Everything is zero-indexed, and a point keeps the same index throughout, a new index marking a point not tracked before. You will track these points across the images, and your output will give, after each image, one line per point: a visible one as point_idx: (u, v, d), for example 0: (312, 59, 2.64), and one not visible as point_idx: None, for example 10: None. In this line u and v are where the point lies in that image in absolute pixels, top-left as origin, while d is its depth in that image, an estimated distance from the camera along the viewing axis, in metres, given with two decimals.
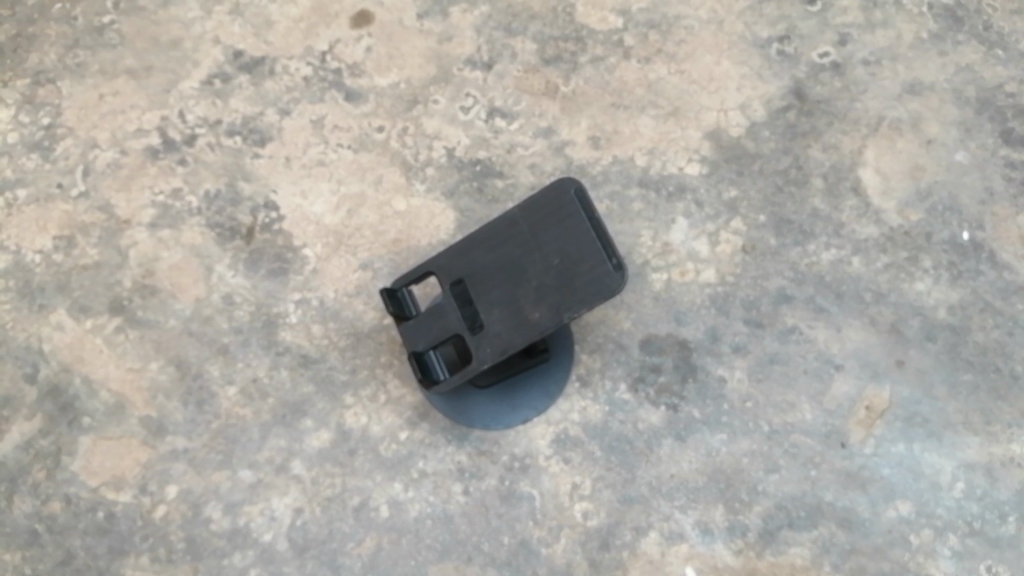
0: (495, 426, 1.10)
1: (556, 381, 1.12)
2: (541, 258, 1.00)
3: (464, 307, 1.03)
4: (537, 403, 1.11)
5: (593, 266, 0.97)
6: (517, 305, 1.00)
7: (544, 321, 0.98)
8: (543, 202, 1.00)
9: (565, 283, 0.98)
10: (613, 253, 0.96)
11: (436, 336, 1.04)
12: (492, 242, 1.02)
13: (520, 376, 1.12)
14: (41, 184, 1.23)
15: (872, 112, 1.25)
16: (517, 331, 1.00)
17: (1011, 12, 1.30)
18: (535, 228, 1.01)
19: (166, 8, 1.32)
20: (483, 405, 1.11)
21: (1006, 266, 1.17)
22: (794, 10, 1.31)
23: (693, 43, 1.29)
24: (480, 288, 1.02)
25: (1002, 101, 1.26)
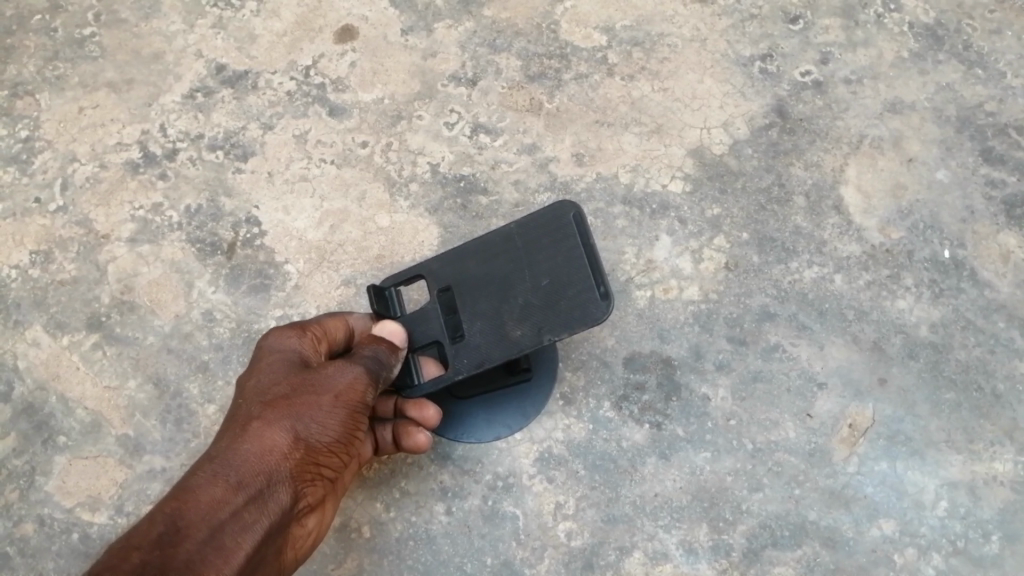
0: (465, 438, 1.10)
1: (534, 402, 1.11)
2: (530, 276, 1.00)
3: (448, 314, 1.03)
4: (512, 421, 1.10)
5: (583, 292, 0.97)
6: (501, 321, 1.00)
7: (525, 339, 0.98)
8: (542, 221, 1.01)
9: (552, 303, 0.98)
10: (603, 281, 0.97)
11: (416, 339, 1.03)
12: (485, 254, 1.03)
13: (498, 393, 1.12)
14: (18, 199, 1.22)
15: (853, 130, 1.28)
16: (497, 345, 0.99)
17: (991, 32, 1.35)
18: (529, 246, 1.01)
19: (148, 20, 1.33)
20: (459, 414, 1.11)
21: (988, 284, 1.18)
22: (776, 29, 1.34)
23: (676, 61, 1.31)
24: (466, 298, 1.02)
25: (982, 119, 1.29)
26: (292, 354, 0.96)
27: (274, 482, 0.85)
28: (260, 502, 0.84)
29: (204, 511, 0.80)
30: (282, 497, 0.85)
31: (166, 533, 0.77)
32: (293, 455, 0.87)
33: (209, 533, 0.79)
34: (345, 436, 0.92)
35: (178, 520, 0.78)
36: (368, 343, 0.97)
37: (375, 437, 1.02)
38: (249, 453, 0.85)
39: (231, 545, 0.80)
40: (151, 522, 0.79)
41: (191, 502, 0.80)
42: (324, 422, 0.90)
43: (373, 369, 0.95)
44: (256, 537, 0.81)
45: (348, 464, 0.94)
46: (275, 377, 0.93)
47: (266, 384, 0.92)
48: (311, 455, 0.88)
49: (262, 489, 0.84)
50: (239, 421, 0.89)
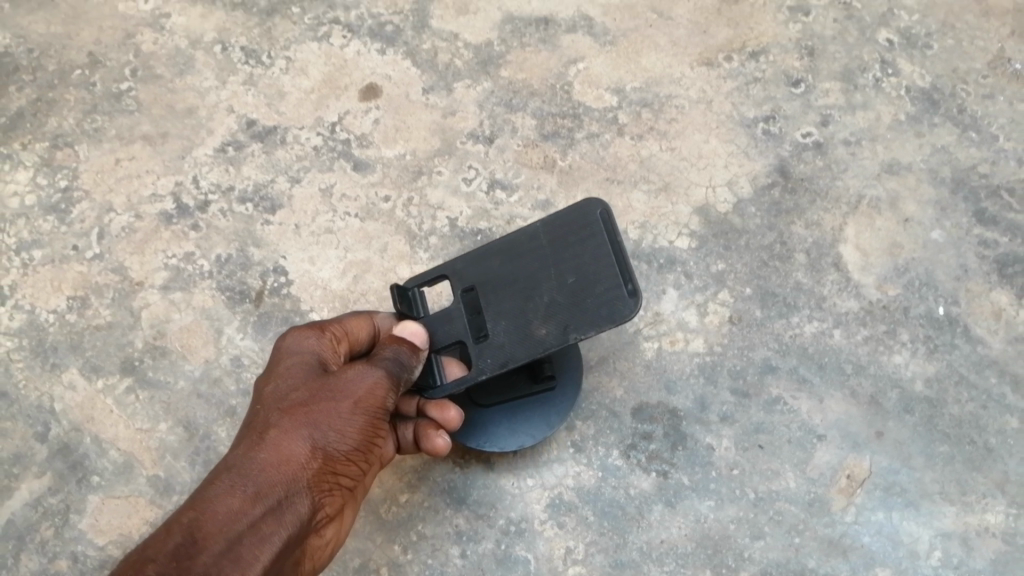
0: (488, 446, 1.12)
1: (558, 412, 1.13)
2: (556, 272, 1.04)
3: (472, 315, 1.07)
4: (536, 430, 1.13)
5: (610, 290, 1.00)
6: (526, 320, 1.04)
7: (550, 337, 1.01)
8: (569, 221, 1.06)
9: (578, 299, 1.02)
10: (631, 280, 1.00)
11: (440, 339, 1.07)
12: (511, 254, 1.07)
13: (523, 401, 1.14)
14: (57, 246, 1.28)
15: (852, 190, 1.34)
16: (521, 344, 1.03)
17: (984, 97, 1.43)
18: (556, 246, 1.05)
19: (183, 77, 1.41)
20: (481, 423, 1.14)
21: (980, 341, 1.23)
22: (778, 92, 1.42)
23: (683, 121, 1.38)
24: (491, 297, 1.06)
25: (975, 181, 1.35)
26: (312, 355, 0.99)
27: (291, 491, 0.88)
28: (277, 512, 0.87)
29: (221, 521, 0.83)
30: (298, 507, 0.89)
31: (182, 544, 0.80)
32: (310, 465, 0.91)
33: (226, 545, 0.82)
34: (360, 446, 0.95)
35: (196, 530, 0.81)
36: (389, 345, 1.01)
37: (397, 436, 1.05)
38: (266, 462, 0.89)
39: (248, 556, 0.83)
40: (167, 531, 0.81)
41: (208, 513, 0.83)
42: (341, 431, 0.93)
43: (394, 373, 0.98)
44: (274, 547, 0.85)
45: (361, 473, 0.98)
46: (294, 381, 0.96)
47: (284, 389, 0.95)
48: (328, 463, 0.92)
49: (279, 499, 0.87)
50: (256, 427, 0.92)
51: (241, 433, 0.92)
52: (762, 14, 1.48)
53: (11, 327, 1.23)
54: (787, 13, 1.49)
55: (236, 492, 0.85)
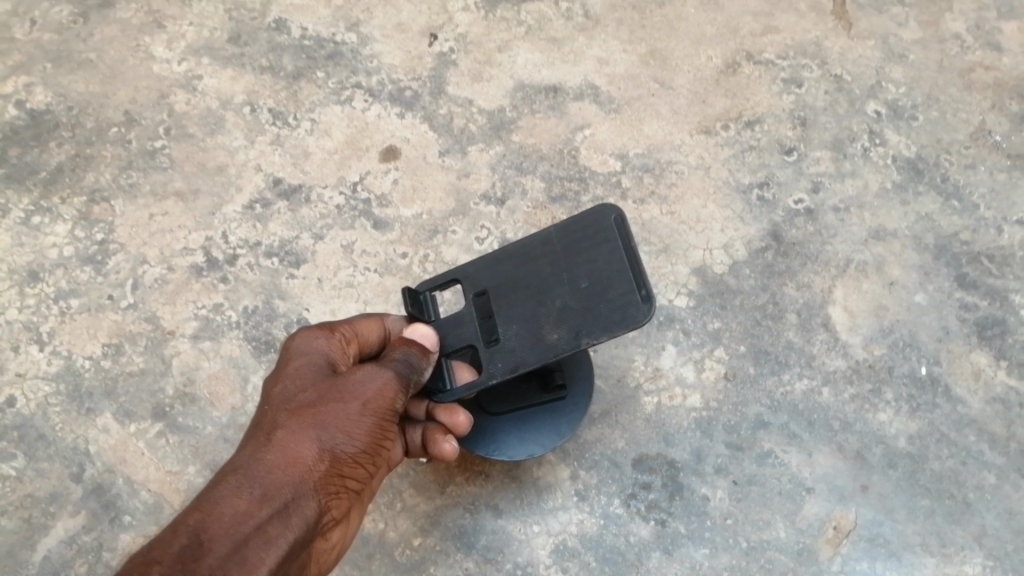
0: (496, 453, 1.18)
1: (568, 424, 1.19)
2: (570, 275, 1.07)
3: (483, 320, 1.11)
4: (545, 440, 1.19)
5: (622, 294, 1.02)
6: (537, 325, 1.07)
7: (561, 342, 1.04)
8: (583, 226, 1.09)
9: (590, 303, 1.04)
10: (645, 285, 1.01)
11: (452, 344, 1.12)
12: (526, 259, 1.11)
13: (535, 412, 1.21)
14: (93, 295, 1.36)
15: (841, 254, 1.42)
16: (532, 349, 1.06)
17: (965, 168, 1.52)
18: (569, 251, 1.08)
19: (213, 136, 1.50)
20: (491, 431, 1.20)
21: (960, 400, 1.31)
22: (772, 159, 1.51)
23: (682, 187, 1.48)
24: (504, 302, 1.11)
25: (957, 247, 1.44)
26: (321, 358, 1.04)
27: (299, 493, 0.91)
28: (284, 514, 0.89)
29: (229, 523, 0.85)
30: (306, 510, 0.92)
31: (190, 545, 0.81)
32: (318, 467, 0.94)
33: (233, 547, 0.83)
34: (366, 450, 0.99)
35: (202, 531, 0.83)
36: (398, 348, 1.06)
37: (406, 438, 1.14)
38: (273, 463, 0.92)
39: (256, 558, 0.84)
40: (174, 534, 0.83)
41: (215, 513, 0.85)
42: (349, 433, 0.97)
43: (403, 374, 1.03)
44: (281, 549, 0.87)
45: (366, 480, 1.01)
46: (303, 385, 1.00)
47: (293, 392, 0.99)
48: (335, 466, 0.96)
49: (287, 501, 0.90)
50: (264, 429, 0.95)
51: (248, 436, 0.95)
52: (758, 85, 1.59)
53: (49, 372, 1.31)
54: (781, 84, 1.59)
55: (243, 494, 0.88)
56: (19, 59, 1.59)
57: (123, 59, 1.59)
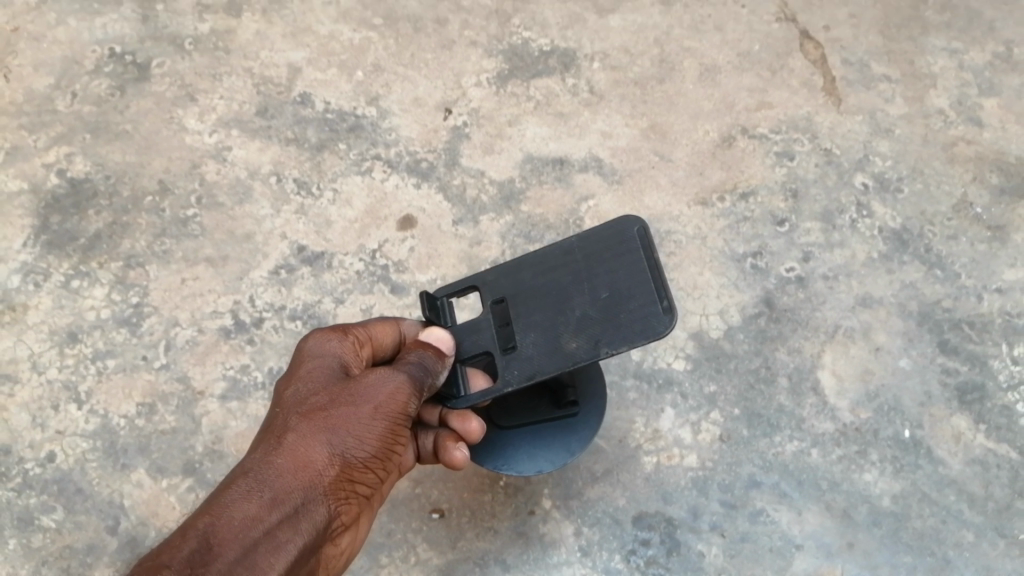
0: (504, 469, 1.24)
1: (580, 442, 1.24)
2: (591, 282, 1.16)
3: (500, 328, 1.19)
4: (555, 458, 1.24)
5: (644, 305, 1.12)
6: (557, 333, 1.15)
7: (581, 350, 1.12)
8: (607, 238, 1.18)
9: (612, 308, 1.13)
10: (667, 297, 1.11)
11: (468, 350, 1.19)
12: (547, 269, 1.20)
13: (548, 430, 1.26)
14: (128, 356, 1.46)
15: (830, 321, 1.52)
16: (550, 356, 1.14)
17: (948, 238, 1.62)
18: (591, 263, 1.18)
19: (242, 205, 1.61)
20: (500, 445, 1.26)
21: (941, 461, 1.39)
22: (765, 229, 1.61)
23: (680, 255, 1.58)
24: (522, 310, 1.19)
25: (940, 315, 1.53)
26: (336, 361, 1.12)
27: (308, 497, 0.99)
28: (292, 519, 0.97)
29: (237, 527, 0.92)
30: (312, 512, 1.00)
31: (198, 550, 0.89)
32: (326, 471, 1.02)
33: (242, 551, 0.91)
34: (374, 453, 1.06)
35: (212, 535, 0.91)
36: (413, 353, 1.13)
37: (419, 444, 1.19)
38: (284, 467, 0.99)
39: (263, 560, 0.92)
40: (184, 537, 0.91)
41: (225, 518, 0.93)
42: (359, 438, 1.04)
43: (415, 379, 1.10)
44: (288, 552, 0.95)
45: (374, 482, 1.09)
46: (316, 389, 1.08)
47: (306, 395, 1.07)
48: (342, 469, 1.03)
49: (294, 505, 0.98)
50: (277, 432, 1.03)
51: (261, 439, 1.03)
52: (752, 159, 1.69)
53: (86, 429, 1.40)
54: (773, 158, 1.69)
55: (252, 498, 0.95)
56: (61, 130, 1.71)
57: (158, 131, 1.70)
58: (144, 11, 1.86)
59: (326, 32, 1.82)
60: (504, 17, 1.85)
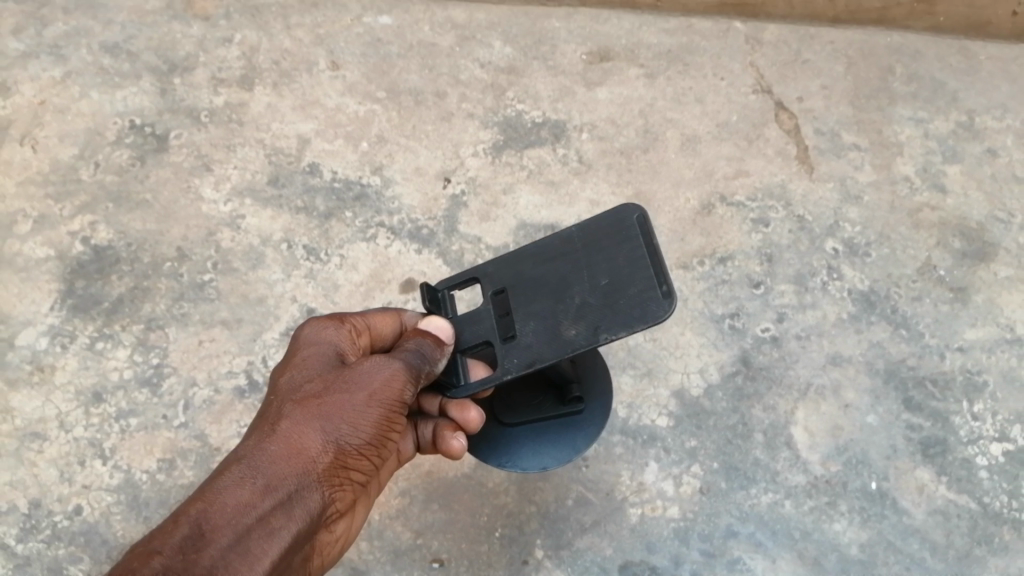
0: (510, 465, 1.27)
1: (585, 439, 1.28)
2: (590, 268, 1.17)
3: (500, 318, 1.21)
4: (562, 455, 1.27)
5: (643, 292, 1.11)
6: (556, 322, 1.16)
7: (579, 336, 1.13)
8: (607, 227, 1.19)
9: (610, 294, 1.14)
10: (666, 281, 1.10)
11: (469, 341, 1.22)
12: (547, 259, 1.22)
13: (554, 429, 1.29)
14: (149, 414, 1.57)
15: (802, 378, 1.63)
16: (548, 343, 1.15)
17: (913, 299, 1.74)
18: (591, 252, 1.18)
19: (254, 269, 1.73)
20: (504, 443, 1.29)
21: (905, 511, 1.51)
22: (742, 291, 1.73)
23: (663, 316, 1.70)
24: (522, 300, 1.21)
25: (904, 372, 1.65)
26: (333, 351, 1.17)
27: (303, 484, 1.02)
28: (286, 505, 1.00)
29: (231, 513, 0.95)
30: (307, 498, 1.02)
31: (190, 536, 0.91)
32: (320, 457, 1.05)
33: (235, 538, 0.94)
34: (369, 440, 1.10)
35: (204, 522, 0.93)
36: (413, 339, 1.16)
37: (418, 432, 1.27)
38: (278, 454, 1.02)
39: (257, 544, 0.95)
40: (175, 524, 0.93)
41: (219, 504, 0.95)
42: (354, 425, 1.08)
43: (413, 366, 1.13)
44: (282, 537, 0.98)
45: (369, 470, 1.12)
46: (312, 378, 1.12)
47: (302, 384, 1.11)
48: (337, 455, 1.06)
49: (289, 490, 1.01)
50: (272, 419, 1.06)
51: (257, 426, 1.07)
52: (730, 225, 1.82)
53: (111, 484, 1.51)
54: (750, 224, 1.82)
55: (246, 484, 0.98)
56: (84, 199, 1.83)
57: (176, 200, 1.82)
58: (162, 85, 1.99)
59: (333, 105, 1.96)
60: (499, 91, 1.99)
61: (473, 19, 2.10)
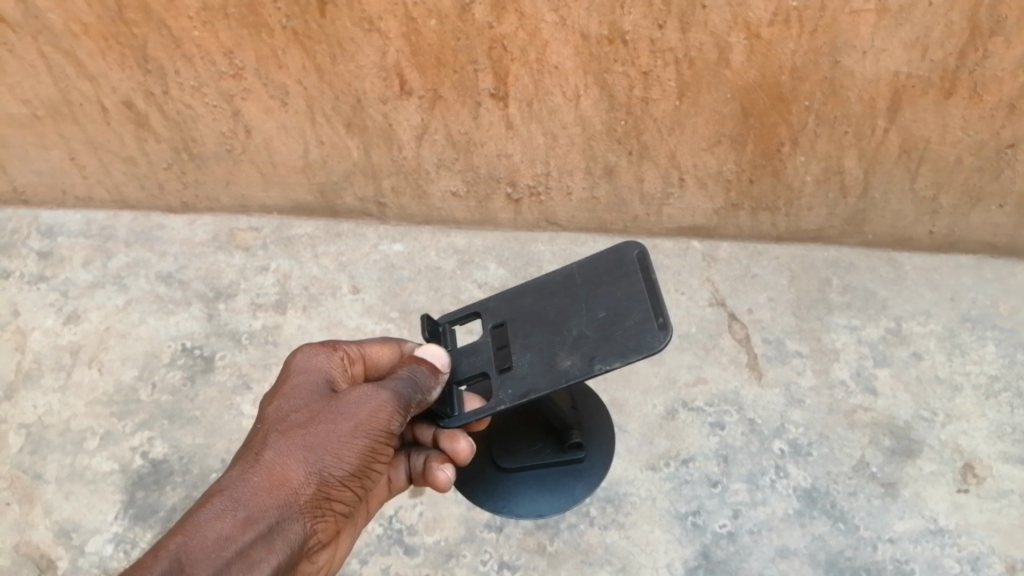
0: (504, 510, 1.44)
1: (581, 489, 1.45)
2: (589, 303, 1.40)
3: (498, 351, 1.43)
4: (555, 502, 1.44)
5: (639, 324, 1.32)
6: (553, 350, 1.37)
7: (573, 363, 1.33)
8: (608, 267, 1.43)
9: (607, 326, 1.35)
10: (662, 315, 1.31)
11: (469, 371, 1.44)
12: (550, 295, 1.45)
13: (553, 476, 1.47)
14: None
15: (755, 570, 1.91)
16: (542, 369, 1.35)
17: (849, 494, 2.02)
18: (592, 289, 1.42)
19: None
20: (502, 490, 1.47)
21: None
22: (702, 490, 2.03)
23: (635, 514, 1.99)
24: (522, 332, 1.43)
25: (843, 562, 1.92)
26: (323, 378, 1.40)
27: (286, 514, 1.20)
28: (267, 536, 1.17)
29: (211, 545, 1.12)
30: (287, 527, 1.20)
31: (171, 569, 1.07)
32: (303, 488, 1.23)
33: (216, 570, 1.10)
34: (348, 470, 1.28)
35: (184, 555, 1.10)
36: (407, 366, 1.37)
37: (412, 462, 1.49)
38: (263, 488, 1.20)
39: (236, 575, 1.12)
40: (158, 558, 1.09)
41: (201, 537, 1.12)
42: (338, 458, 1.27)
43: (404, 393, 1.33)
44: (264, 565, 1.15)
45: (348, 498, 1.30)
46: (300, 410, 1.32)
47: (289, 415, 1.31)
48: (319, 486, 1.24)
49: (271, 521, 1.18)
50: (258, 451, 1.25)
51: (243, 458, 1.25)
52: (690, 428, 2.13)
53: None
54: (708, 427, 2.13)
55: (228, 517, 1.15)
56: (144, 416, 2.17)
57: (220, 416, 2.15)
58: (209, 311, 2.36)
59: (354, 325, 2.29)
60: None
61: (471, 245, 2.47)
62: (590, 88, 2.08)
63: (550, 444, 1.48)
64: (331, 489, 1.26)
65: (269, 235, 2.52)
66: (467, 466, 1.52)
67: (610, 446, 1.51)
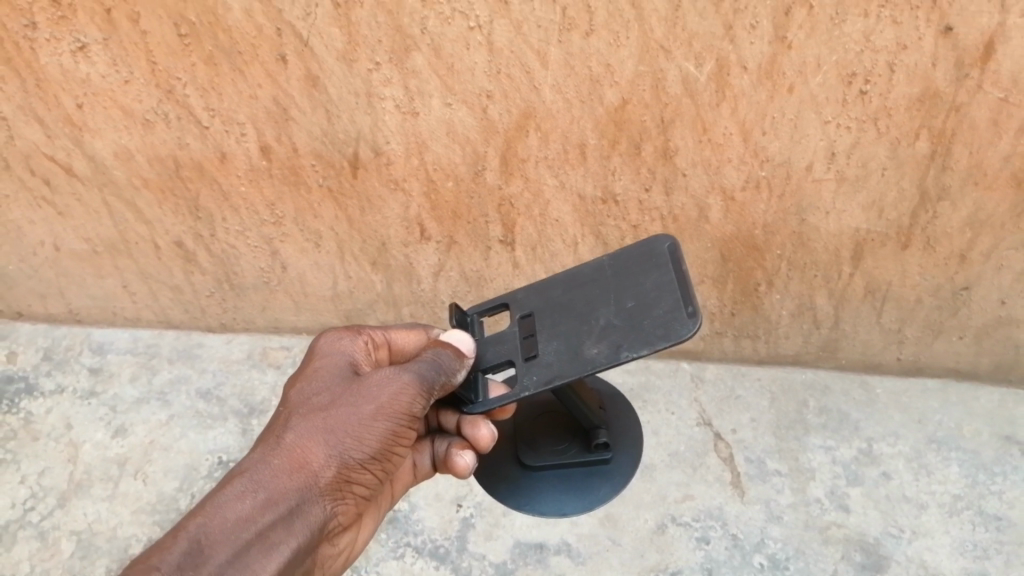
0: (526, 506, 1.62)
1: (600, 496, 1.60)
2: (618, 294, 1.56)
3: (525, 339, 1.61)
4: (574, 505, 1.60)
5: (669, 312, 1.46)
6: (580, 339, 1.53)
7: (601, 349, 1.48)
8: (640, 261, 1.59)
9: (633, 315, 1.50)
10: (690, 305, 1.45)
11: (496, 358, 1.62)
12: (583, 286, 1.63)
13: (576, 480, 1.64)
14: None
15: None
16: (568, 356, 1.51)
17: None
18: (624, 281, 1.58)
19: None
20: (527, 489, 1.65)
21: None
22: None
23: None
24: (551, 323, 1.60)
25: None
26: (346, 364, 1.62)
27: (304, 495, 1.41)
28: (286, 516, 1.39)
29: (231, 525, 1.33)
30: (306, 508, 1.41)
31: (193, 547, 1.30)
32: (322, 471, 1.43)
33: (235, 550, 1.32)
34: (368, 453, 1.48)
35: (205, 536, 1.32)
36: (432, 349, 1.55)
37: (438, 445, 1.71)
38: (283, 472, 1.41)
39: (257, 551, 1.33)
40: (180, 537, 1.31)
41: (222, 519, 1.34)
42: (357, 442, 1.46)
43: (427, 375, 1.50)
44: (282, 542, 1.37)
45: (367, 479, 1.51)
46: (322, 395, 1.54)
47: (313, 399, 1.53)
48: (338, 469, 1.45)
49: (290, 502, 1.39)
50: (279, 436, 1.47)
51: (266, 440, 1.47)
52: (678, 542, 2.33)
53: None
54: (694, 541, 2.34)
55: (249, 498, 1.37)
56: None
57: None
58: (243, 426, 2.59)
59: None
60: None
61: None
62: (587, 237, 2.35)
63: (576, 446, 1.68)
64: (349, 473, 1.46)
65: (298, 353, 2.79)
66: (494, 465, 1.72)
67: (636, 452, 1.69)
